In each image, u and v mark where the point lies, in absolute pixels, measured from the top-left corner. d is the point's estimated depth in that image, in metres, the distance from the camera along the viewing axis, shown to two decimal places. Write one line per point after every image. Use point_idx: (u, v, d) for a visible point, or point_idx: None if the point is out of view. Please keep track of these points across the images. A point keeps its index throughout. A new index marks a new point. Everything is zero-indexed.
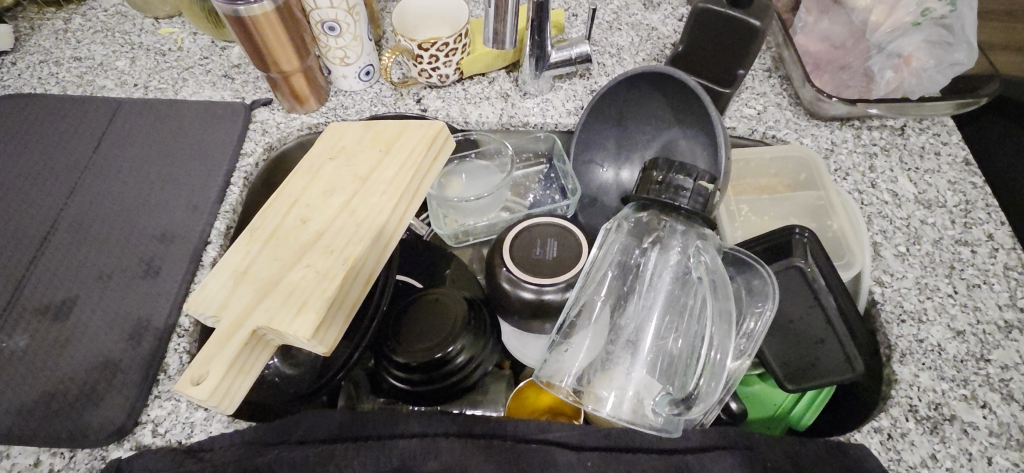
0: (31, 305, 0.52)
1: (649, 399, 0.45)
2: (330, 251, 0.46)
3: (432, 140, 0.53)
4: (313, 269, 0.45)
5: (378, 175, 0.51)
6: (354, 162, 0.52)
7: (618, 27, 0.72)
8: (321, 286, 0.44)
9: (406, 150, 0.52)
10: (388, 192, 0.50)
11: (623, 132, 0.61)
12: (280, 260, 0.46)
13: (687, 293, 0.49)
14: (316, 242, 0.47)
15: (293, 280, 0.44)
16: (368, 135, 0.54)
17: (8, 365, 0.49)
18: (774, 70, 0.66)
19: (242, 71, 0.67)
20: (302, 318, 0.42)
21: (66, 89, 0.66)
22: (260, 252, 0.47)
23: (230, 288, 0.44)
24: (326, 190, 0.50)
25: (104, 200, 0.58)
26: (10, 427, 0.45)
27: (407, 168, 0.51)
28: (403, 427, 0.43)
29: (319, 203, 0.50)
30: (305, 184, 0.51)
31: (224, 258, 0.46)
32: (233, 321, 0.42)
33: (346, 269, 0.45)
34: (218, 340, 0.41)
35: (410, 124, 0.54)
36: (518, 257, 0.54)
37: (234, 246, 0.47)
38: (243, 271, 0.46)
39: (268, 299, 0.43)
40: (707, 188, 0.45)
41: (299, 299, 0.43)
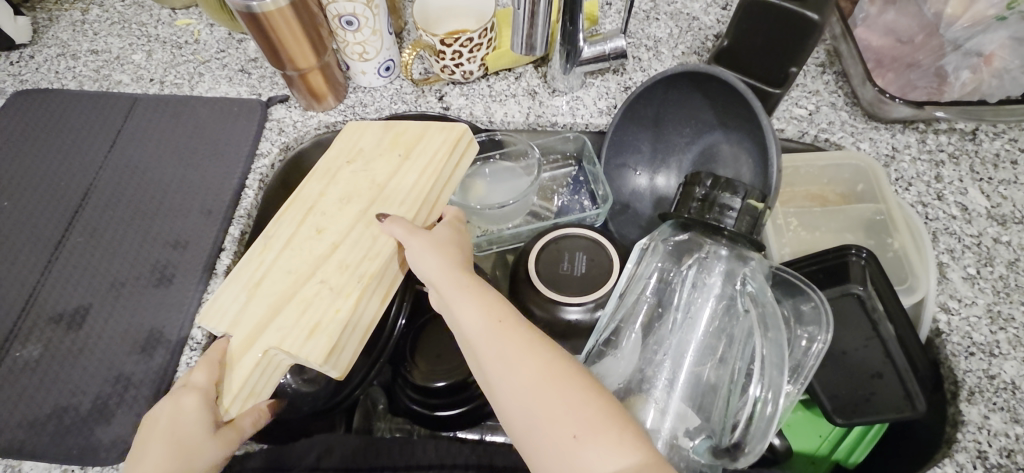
0: (45, 314, 0.50)
1: (686, 437, 0.40)
2: (344, 267, 0.43)
3: (454, 145, 0.48)
4: (327, 286, 0.42)
5: (396, 183, 0.47)
6: (372, 166, 0.48)
7: (655, 17, 0.66)
8: (334, 306, 0.41)
9: (426, 155, 0.48)
10: (407, 203, 0.46)
11: (660, 135, 0.57)
12: (293, 272, 0.43)
13: (731, 323, 0.44)
14: (330, 255, 0.44)
15: (305, 296, 0.42)
16: (387, 138, 0.50)
17: (21, 375, 0.48)
18: (828, 64, 0.61)
19: (259, 65, 0.64)
20: (314, 341, 0.40)
21: (82, 84, 0.65)
22: (273, 262, 0.44)
23: (243, 301, 0.42)
24: (342, 197, 0.47)
25: (118, 204, 0.56)
26: (23, 443, 0.44)
27: (426, 176, 0.47)
28: (420, 458, 0.41)
29: (335, 211, 0.46)
30: (321, 189, 0.47)
31: (237, 267, 0.44)
32: (247, 338, 0.41)
33: (360, 288, 0.42)
34: (235, 354, 0.41)
35: (432, 126, 0.50)
36: (544, 272, 0.50)
37: (248, 255, 0.44)
38: (256, 282, 0.43)
39: (229, 371, 0.40)
40: (758, 208, 0.41)
41: (311, 320, 0.41)
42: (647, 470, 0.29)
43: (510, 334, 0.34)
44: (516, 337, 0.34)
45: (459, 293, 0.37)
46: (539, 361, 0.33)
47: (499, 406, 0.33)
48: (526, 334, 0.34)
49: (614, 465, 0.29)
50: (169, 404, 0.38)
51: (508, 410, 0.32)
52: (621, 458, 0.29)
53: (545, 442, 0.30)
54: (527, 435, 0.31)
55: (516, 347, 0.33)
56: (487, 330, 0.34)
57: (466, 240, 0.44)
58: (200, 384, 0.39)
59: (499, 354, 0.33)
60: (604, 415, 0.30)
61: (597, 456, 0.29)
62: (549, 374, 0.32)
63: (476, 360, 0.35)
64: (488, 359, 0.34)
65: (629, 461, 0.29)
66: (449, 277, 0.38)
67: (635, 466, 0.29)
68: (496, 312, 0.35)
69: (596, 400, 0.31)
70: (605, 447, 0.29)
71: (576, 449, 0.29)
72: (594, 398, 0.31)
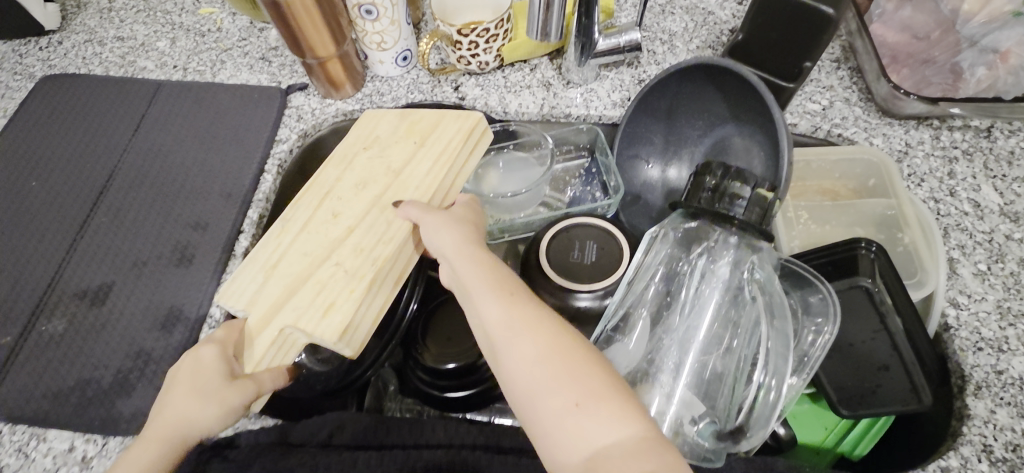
0: (70, 290, 0.52)
1: (689, 423, 0.40)
2: (359, 250, 0.44)
3: (469, 134, 0.49)
4: (342, 268, 0.43)
5: (410, 170, 0.48)
6: (388, 153, 0.49)
7: (670, 11, 0.67)
8: (348, 287, 0.42)
9: (441, 143, 0.49)
10: (421, 189, 0.47)
11: (673, 127, 0.57)
12: (309, 255, 0.44)
13: (738, 312, 0.45)
14: (345, 239, 0.45)
15: (321, 278, 0.43)
16: (403, 126, 0.51)
17: (46, 348, 0.49)
18: (843, 61, 0.61)
19: (280, 54, 0.66)
20: (329, 320, 0.41)
21: (108, 70, 0.67)
22: (291, 245, 0.45)
23: (260, 282, 0.43)
24: (358, 183, 0.48)
25: (141, 186, 0.58)
26: (47, 413, 0.46)
27: (440, 164, 0.48)
28: (428, 437, 0.42)
29: (351, 196, 0.47)
30: (338, 175, 0.48)
31: (255, 250, 0.45)
32: (265, 316, 0.42)
33: (374, 270, 0.43)
34: (254, 330, 0.42)
35: (447, 115, 0.51)
36: (555, 259, 0.51)
37: (266, 238, 0.45)
38: (274, 265, 0.44)
39: (248, 346, 0.42)
40: (767, 198, 0.42)
41: (326, 299, 0.42)
42: (646, 442, 0.29)
43: (520, 307, 0.35)
44: (525, 311, 0.35)
45: (472, 267, 0.38)
46: (548, 335, 0.33)
47: (504, 376, 0.34)
48: (536, 310, 0.35)
49: (614, 434, 0.30)
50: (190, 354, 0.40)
51: (513, 379, 0.33)
52: (621, 430, 0.30)
53: (547, 411, 0.31)
54: (530, 403, 0.32)
55: (526, 319, 0.34)
56: (497, 304, 0.35)
57: (481, 223, 0.45)
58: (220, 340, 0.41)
59: (508, 324, 0.34)
60: (608, 387, 0.31)
61: (598, 425, 0.30)
62: (555, 346, 0.33)
63: (484, 331, 0.36)
64: (496, 331, 0.35)
65: (629, 432, 0.29)
66: (463, 254, 0.39)
67: (634, 436, 0.29)
68: (507, 286, 0.36)
69: (601, 374, 0.32)
70: (606, 418, 0.30)
71: (578, 417, 0.30)
72: (599, 371, 0.32)
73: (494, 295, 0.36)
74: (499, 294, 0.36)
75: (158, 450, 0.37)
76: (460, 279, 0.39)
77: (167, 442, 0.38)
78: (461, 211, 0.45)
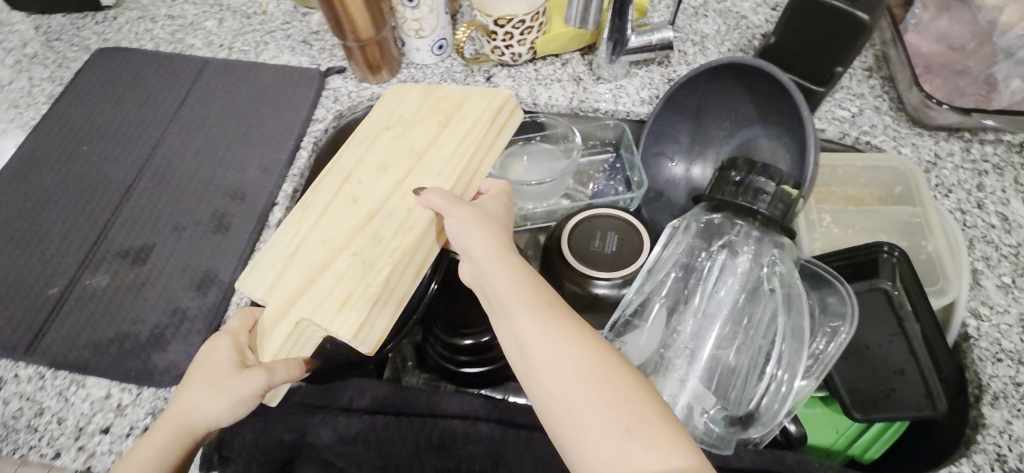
0: (114, 249, 0.55)
1: (701, 411, 0.42)
2: (378, 241, 0.44)
3: (495, 115, 0.50)
4: (359, 259, 0.43)
5: (433, 153, 0.48)
6: (410, 135, 0.50)
7: (704, 13, 0.68)
8: (366, 281, 0.42)
9: (465, 125, 0.50)
10: (443, 174, 0.47)
11: (700, 126, 0.58)
12: (328, 243, 0.45)
13: (753, 306, 0.45)
14: (364, 227, 0.45)
15: (338, 269, 0.43)
16: (427, 106, 0.52)
17: (89, 300, 0.52)
18: (875, 70, 0.61)
19: (320, 38, 0.68)
20: (345, 315, 0.41)
21: (158, 46, 0.70)
22: (310, 230, 0.45)
23: (279, 268, 0.44)
24: (379, 166, 0.48)
25: (184, 156, 0.61)
26: (88, 360, 0.48)
27: (464, 146, 0.48)
28: (445, 408, 0.43)
29: (371, 180, 0.47)
30: (360, 156, 0.49)
31: (275, 235, 0.45)
32: (282, 306, 0.42)
33: (392, 263, 0.43)
34: (271, 319, 0.42)
35: (473, 94, 0.51)
36: (575, 247, 0.52)
37: (286, 223, 0.46)
38: (292, 251, 0.44)
39: (266, 337, 0.42)
40: (792, 194, 0.42)
41: (343, 291, 0.42)
42: None
43: (558, 319, 0.33)
44: (564, 322, 0.33)
45: (504, 273, 0.36)
46: (588, 350, 0.31)
47: (537, 392, 0.31)
48: (572, 321, 0.33)
49: (662, 464, 0.27)
50: (205, 343, 0.41)
51: (548, 395, 0.31)
52: (671, 460, 0.27)
53: (583, 430, 0.29)
54: (567, 423, 0.29)
55: (565, 333, 0.32)
56: (532, 311, 0.33)
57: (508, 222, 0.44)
58: (235, 328, 0.42)
59: (546, 336, 0.32)
60: (654, 412, 0.29)
61: (642, 449, 0.27)
62: (596, 363, 0.31)
63: (516, 342, 0.33)
64: (527, 337, 0.32)
65: (679, 462, 0.27)
66: (490, 258, 0.38)
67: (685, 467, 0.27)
68: (542, 295, 0.35)
69: (646, 397, 0.30)
70: (655, 444, 0.28)
71: (623, 443, 0.28)
72: (644, 395, 0.30)
73: (529, 304, 0.34)
74: (536, 303, 0.34)
75: (169, 439, 0.38)
76: (489, 280, 0.37)
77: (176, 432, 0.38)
78: (489, 206, 0.44)
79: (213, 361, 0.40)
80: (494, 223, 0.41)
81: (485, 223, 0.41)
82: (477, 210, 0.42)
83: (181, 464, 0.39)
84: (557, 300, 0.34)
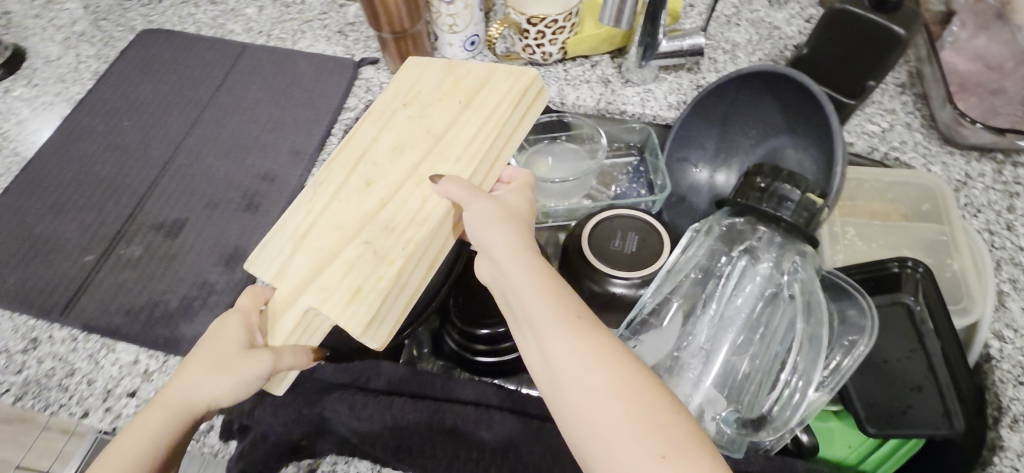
0: (148, 222, 0.57)
1: (711, 413, 0.41)
2: (391, 229, 0.41)
3: (520, 97, 0.47)
4: (371, 248, 0.40)
5: (452, 136, 0.45)
6: (429, 114, 0.47)
7: (736, 22, 0.68)
8: (377, 273, 0.40)
9: (489, 105, 0.46)
10: (463, 160, 0.44)
11: (726, 134, 0.58)
12: (338, 228, 0.42)
13: (772, 313, 0.45)
14: (377, 213, 0.42)
15: (348, 259, 0.40)
16: (448, 83, 0.48)
17: (123, 269, 0.54)
18: (908, 86, 0.61)
19: (356, 29, 0.70)
20: (354, 308, 0.38)
21: (200, 29, 0.72)
22: (321, 213, 0.43)
23: (288, 253, 0.41)
24: (395, 145, 0.45)
25: (219, 136, 0.63)
26: (119, 326, 0.50)
27: (487, 129, 0.45)
28: (458, 394, 0.44)
29: (386, 161, 0.44)
30: (375, 135, 0.46)
31: (284, 217, 0.43)
32: (290, 294, 0.40)
33: (405, 256, 0.40)
34: (280, 307, 0.40)
35: (497, 71, 0.48)
36: (596, 245, 0.52)
37: (296, 205, 0.43)
38: (302, 234, 0.42)
39: (274, 326, 0.40)
40: (817, 204, 0.43)
41: (352, 284, 0.39)
42: None
43: (587, 336, 0.32)
44: (593, 339, 0.32)
45: (530, 281, 0.35)
46: (618, 369, 0.31)
47: (566, 412, 0.31)
48: (602, 339, 0.32)
49: None
50: (214, 321, 0.39)
51: (578, 415, 0.30)
52: None
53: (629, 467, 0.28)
54: (599, 445, 0.29)
55: (596, 351, 0.32)
56: (560, 326, 0.33)
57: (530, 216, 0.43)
58: (245, 307, 0.40)
59: (575, 355, 0.31)
60: (688, 435, 0.28)
61: None
62: (627, 383, 0.30)
63: (544, 359, 0.32)
64: (564, 367, 0.31)
65: None
66: (513, 263, 0.36)
67: None
68: (570, 308, 0.34)
69: (679, 419, 0.29)
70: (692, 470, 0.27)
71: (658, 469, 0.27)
72: (677, 417, 0.29)
73: (557, 318, 0.33)
74: (564, 319, 0.33)
75: (167, 417, 0.36)
76: (520, 303, 0.35)
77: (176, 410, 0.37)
78: (514, 199, 0.43)
79: (223, 338, 0.39)
80: (518, 223, 0.40)
81: (508, 221, 0.40)
82: (502, 208, 0.40)
83: (176, 446, 0.37)
84: (584, 313, 0.34)
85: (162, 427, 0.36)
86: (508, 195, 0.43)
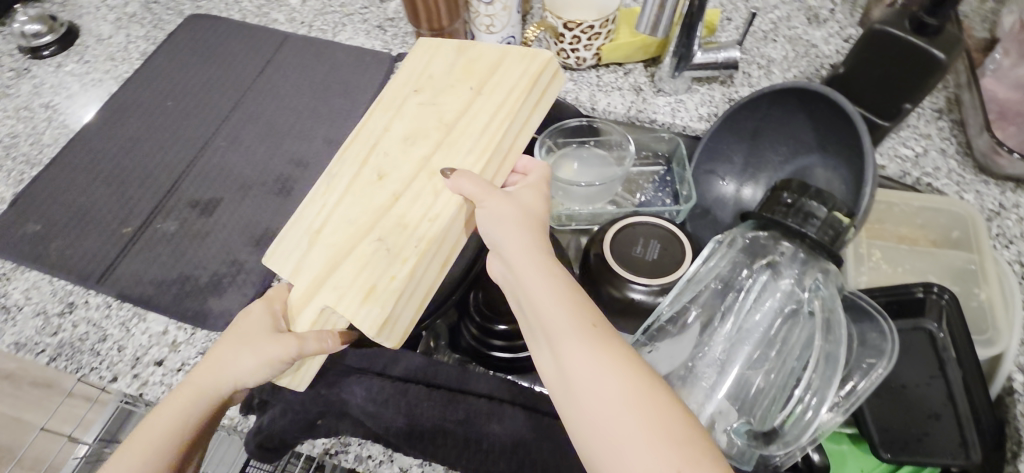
0: (185, 199, 0.59)
1: (723, 424, 0.42)
2: (403, 225, 0.40)
3: (534, 80, 0.45)
4: (384, 245, 0.40)
5: (465, 124, 0.44)
6: (441, 102, 0.45)
7: (773, 38, 0.67)
8: (389, 272, 0.39)
9: (502, 91, 0.45)
10: (476, 151, 0.43)
11: (755, 149, 0.58)
12: (352, 224, 0.41)
13: (791, 330, 0.45)
14: (389, 208, 0.41)
15: (362, 256, 0.40)
16: (460, 67, 0.47)
17: (158, 243, 0.56)
18: (945, 112, 0.60)
19: (394, 25, 0.71)
20: (368, 309, 0.38)
21: (245, 17, 0.75)
22: (336, 207, 0.42)
23: (304, 248, 0.41)
24: (407, 136, 0.44)
25: (257, 121, 0.65)
26: (151, 297, 0.52)
27: (501, 117, 0.43)
28: (470, 386, 0.45)
29: (398, 152, 0.43)
30: (387, 124, 0.45)
31: (300, 212, 0.42)
32: (307, 291, 0.40)
33: (418, 253, 0.39)
34: (299, 302, 0.40)
35: (510, 53, 0.46)
36: (618, 251, 0.53)
37: (310, 199, 0.42)
38: (317, 229, 0.41)
39: (293, 316, 0.40)
40: (842, 222, 0.42)
41: (367, 281, 0.39)
42: None
43: (602, 345, 0.33)
44: (608, 348, 0.33)
45: (544, 287, 0.35)
46: (631, 379, 0.31)
47: (579, 419, 0.31)
48: (617, 347, 0.33)
49: None
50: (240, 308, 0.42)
51: (591, 424, 0.31)
52: None
53: None
54: (611, 454, 0.30)
55: (609, 359, 0.32)
56: (576, 333, 0.33)
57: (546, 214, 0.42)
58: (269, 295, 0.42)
59: (589, 364, 0.32)
60: (700, 447, 0.29)
61: None
62: (641, 392, 0.31)
63: (558, 366, 0.33)
64: (578, 376, 0.32)
65: None
66: (528, 267, 0.37)
67: None
68: (586, 315, 0.34)
69: (691, 430, 0.30)
70: None
71: None
72: (689, 429, 0.30)
73: (571, 325, 0.33)
74: (578, 326, 0.33)
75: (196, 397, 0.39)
76: (538, 318, 0.35)
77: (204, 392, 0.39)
78: (529, 196, 0.42)
79: (246, 325, 0.41)
80: (535, 223, 0.40)
81: (523, 221, 0.40)
82: (518, 206, 0.40)
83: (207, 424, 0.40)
84: (596, 320, 0.34)
85: (192, 405, 0.39)
86: (523, 191, 0.42)
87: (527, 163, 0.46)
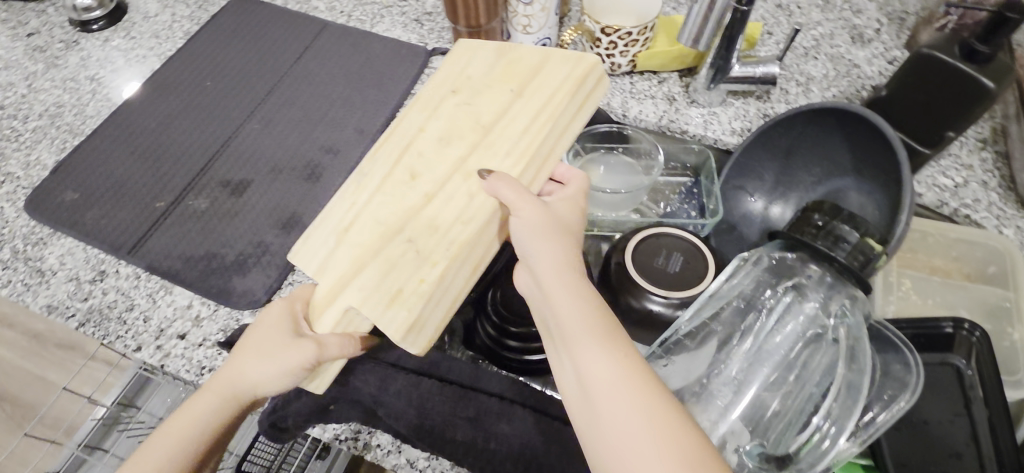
0: (217, 178, 0.60)
1: (735, 445, 0.40)
2: (434, 228, 0.40)
3: (577, 84, 0.45)
4: (414, 247, 0.40)
5: (503, 127, 0.44)
6: (480, 101, 0.45)
7: (815, 55, 0.66)
8: (418, 276, 0.39)
9: (544, 92, 0.45)
10: (513, 155, 0.43)
11: (787, 167, 0.57)
12: (381, 223, 0.41)
13: (812, 355, 0.44)
14: (422, 209, 0.41)
15: (391, 257, 0.40)
16: (501, 67, 0.47)
17: (189, 219, 0.57)
18: (990, 142, 0.58)
19: (432, 19, 0.72)
20: (393, 312, 0.38)
21: (287, 3, 0.76)
22: (365, 204, 0.42)
23: (331, 246, 0.41)
24: (442, 136, 0.44)
25: (291, 105, 0.66)
26: (178, 271, 0.53)
27: (541, 120, 0.44)
28: (485, 384, 0.45)
29: (433, 152, 0.43)
30: (422, 122, 0.45)
31: (328, 209, 0.42)
32: (332, 290, 0.40)
33: (449, 257, 0.39)
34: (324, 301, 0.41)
35: (553, 56, 0.47)
36: (640, 260, 0.52)
37: (340, 195, 0.42)
38: (346, 227, 0.41)
39: (317, 319, 0.41)
40: (874, 250, 0.43)
41: (394, 285, 0.39)
42: None
43: (625, 359, 0.32)
44: (630, 363, 0.32)
45: (572, 299, 0.35)
46: (652, 395, 0.30)
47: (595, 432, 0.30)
48: (639, 364, 0.32)
49: None
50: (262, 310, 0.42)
51: (607, 437, 0.30)
52: None
53: None
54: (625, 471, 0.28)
55: (631, 374, 0.31)
56: (599, 344, 0.33)
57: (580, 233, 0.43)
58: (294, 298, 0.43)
59: (611, 376, 0.31)
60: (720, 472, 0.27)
61: None
62: (662, 409, 0.29)
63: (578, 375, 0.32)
64: (598, 387, 0.31)
65: None
66: (557, 278, 0.37)
67: None
68: (611, 329, 0.34)
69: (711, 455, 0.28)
70: None
71: None
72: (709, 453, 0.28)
73: (595, 337, 0.33)
74: (603, 338, 0.33)
75: (215, 401, 0.39)
76: (562, 328, 0.34)
77: (223, 395, 0.39)
78: (563, 212, 0.43)
79: (268, 328, 0.41)
80: (567, 236, 0.40)
81: (555, 233, 0.40)
82: (551, 218, 0.41)
83: (225, 429, 0.40)
84: (621, 335, 0.34)
85: (211, 409, 0.39)
86: (558, 207, 0.43)
87: (565, 173, 0.47)
